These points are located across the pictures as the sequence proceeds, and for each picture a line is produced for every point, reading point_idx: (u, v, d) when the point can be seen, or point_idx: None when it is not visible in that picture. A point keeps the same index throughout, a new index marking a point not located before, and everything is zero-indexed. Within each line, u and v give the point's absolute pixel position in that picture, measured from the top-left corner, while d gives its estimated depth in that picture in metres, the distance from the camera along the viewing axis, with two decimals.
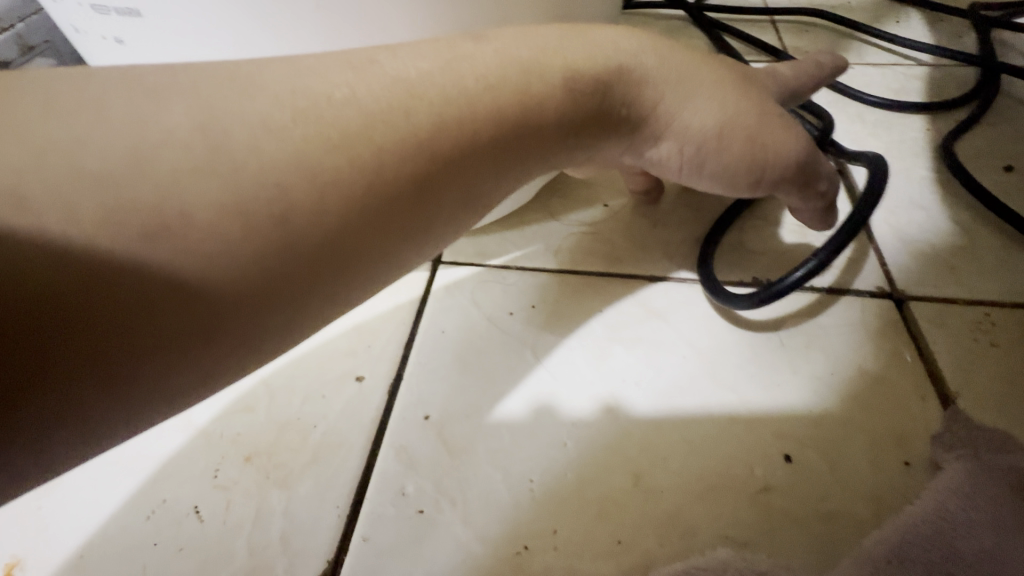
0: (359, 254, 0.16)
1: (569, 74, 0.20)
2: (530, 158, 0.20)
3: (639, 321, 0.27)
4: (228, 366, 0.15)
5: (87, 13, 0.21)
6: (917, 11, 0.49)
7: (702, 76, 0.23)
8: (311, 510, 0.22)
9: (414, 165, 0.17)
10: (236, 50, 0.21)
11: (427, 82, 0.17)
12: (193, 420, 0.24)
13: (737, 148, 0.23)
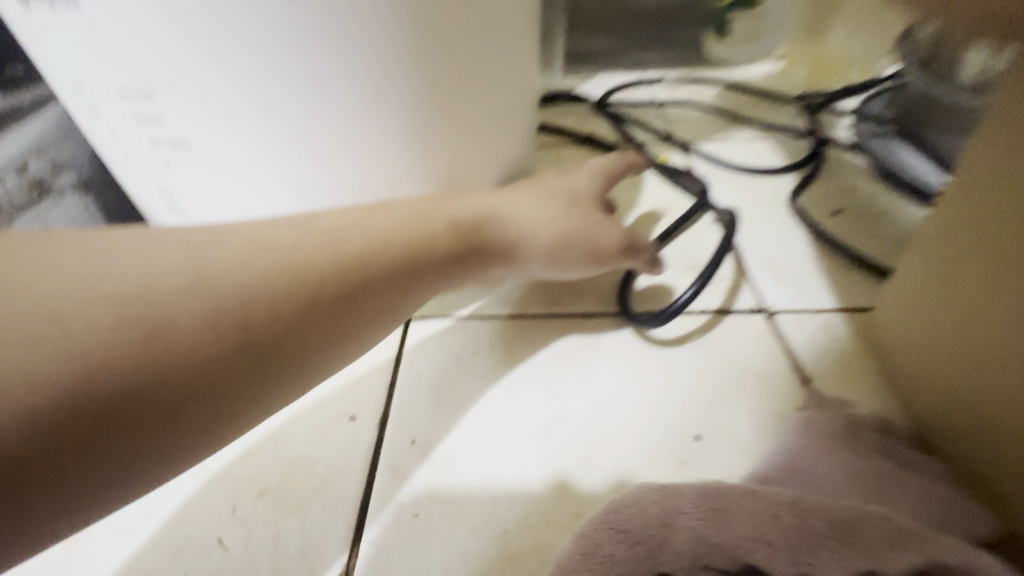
0: (308, 354, 0.21)
1: (452, 221, 0.27)
2: (440, 271, 0.26)
3: (577, 347, 0.34)
4: (198, 438, 0.19)
5: (129, 124, 0.25)
6: (769, 98, 0.62)
7: (549, 206, 0.31)
8: (323, 527, 0.26)
9: (349, 283, 0.22)
10: (279, 180, 0.28)
11: (360, 225, 0.23)
12: (209, 469, 0.28)
13: (576, 255, 0.32)
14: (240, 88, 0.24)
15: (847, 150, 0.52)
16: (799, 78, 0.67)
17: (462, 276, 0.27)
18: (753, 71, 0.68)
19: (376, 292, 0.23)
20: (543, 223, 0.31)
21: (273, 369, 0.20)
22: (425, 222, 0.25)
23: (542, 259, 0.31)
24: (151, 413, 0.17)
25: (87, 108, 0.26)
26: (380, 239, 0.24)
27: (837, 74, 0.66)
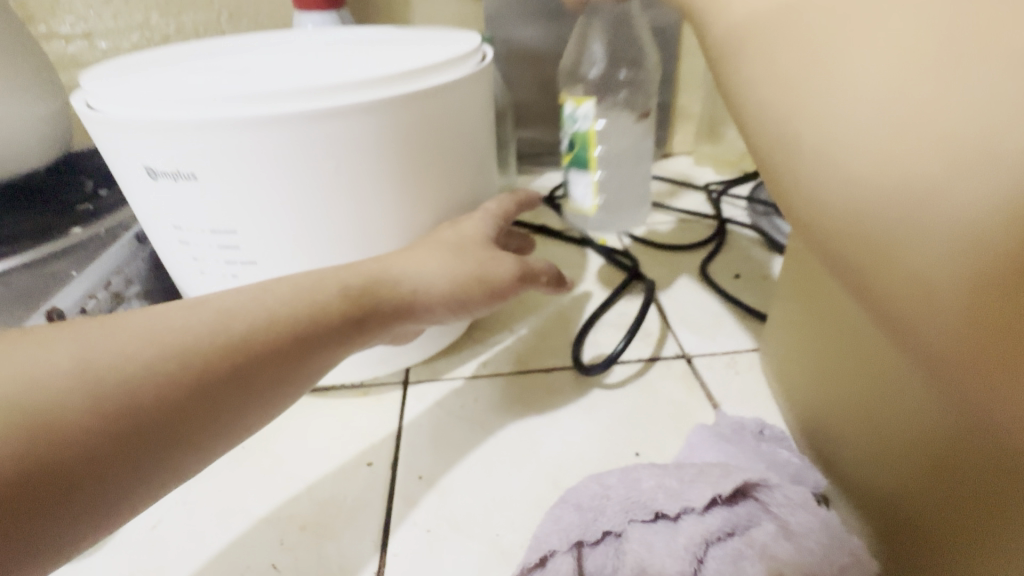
0: (197, 429, 0.24)
1: (337, 291, 0.29)
2: (328, 343, 0.28)
3: (543, 394, 0.44)
4: (87, 513, 0.21)
5: (205, 234, 0.33)
6: (682, 188, 0.78)
7: (439, 257, 0.34)
8: (355, 547, 0.33)
9: (233, 363, 0.25)
10: (318, 256, 0.35)
11: (247, 306, 0.26)
12: (257, 515, 0.35)
13: (475, 294, 0.35)
14: (286, 198, 0.32)
15: (741, 227, 0.67)
16: (706, 171, 0.83)
17: (354, 339, 0.30)
18: (668, 167, 0.85)
19: (270, 363, 0.26)
20: (437, 271, 0.33)
21: (168, 438, 0.23)
22: (316, 294, 0.28)
23: (444, 304, 0.33)
24: (45, 490, 0.20)
25: (172, 226, 0.34)
26: (268, 316, 0.26)
27: (734, 165, 0.82)
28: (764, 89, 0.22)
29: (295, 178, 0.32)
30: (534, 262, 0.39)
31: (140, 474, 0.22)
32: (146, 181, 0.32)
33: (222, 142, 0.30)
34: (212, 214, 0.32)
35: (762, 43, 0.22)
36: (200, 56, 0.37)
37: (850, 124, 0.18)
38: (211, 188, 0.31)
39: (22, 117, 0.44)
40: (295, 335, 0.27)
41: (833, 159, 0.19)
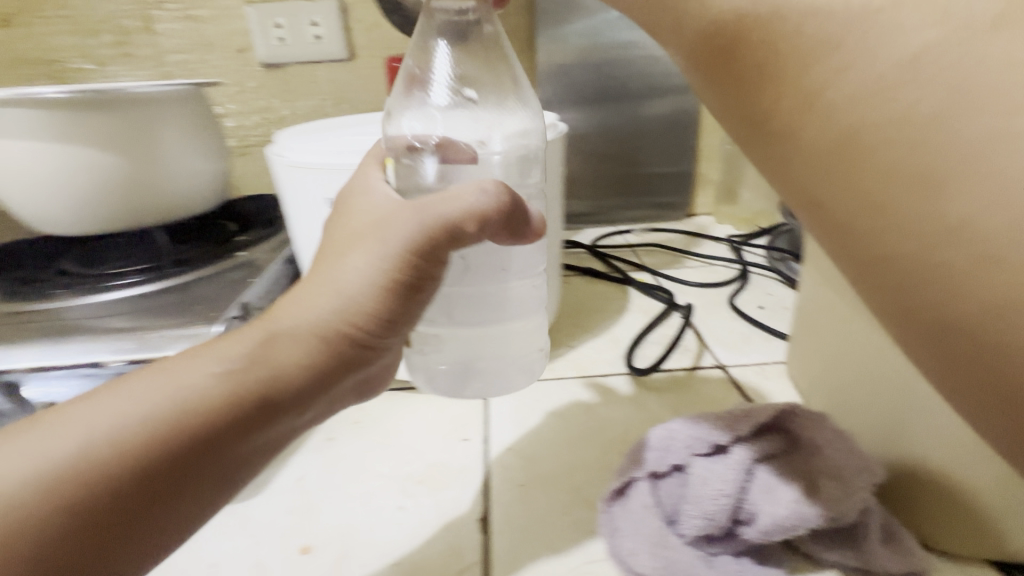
0: (134, 537, 0.25)
1: (225, 369, 0.27)
2: (242, 430, 0.27)
3: (604, 391, 0.52)
4: None
5: None
6: (704, 240, 0.89)
7: (341, 280, 0.30)
8: (465, 494, 0.41)
9: (133, 476, 0.25)
10: None
11: (154, 412, 0.26)
12: (380, 474, 0.43)
13: (385, 305, 0.30)
14: None
15: (761, 270, 0.77)
16: (726, 227, 0.95)
17: (280, 413, 0.28)
18: (693, 225, 0.97)
19: (159, 464, 0.25)
20: (335, 299, 0.29)
21: (119, 539, 0.25)
22: (190, 389, 0.26)
23: (373, 321, 0.30)
24: None
25: None
26: (171, 416, 0.26)
27: (751, 222, 0.94)
28: (895, 164, 0.22)
29: None
30: (448, 210, 0.30)
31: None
32: (321, 209, 0.44)
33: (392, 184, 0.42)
34: None
35: (924, 131, 0.21)
36: (356, 129, 0.51)
37: (1002, 242, 0.20)
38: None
39: (210, 177, 0.57)
40: (172, 429, 0.26)
41: (960, 271, 0.21)
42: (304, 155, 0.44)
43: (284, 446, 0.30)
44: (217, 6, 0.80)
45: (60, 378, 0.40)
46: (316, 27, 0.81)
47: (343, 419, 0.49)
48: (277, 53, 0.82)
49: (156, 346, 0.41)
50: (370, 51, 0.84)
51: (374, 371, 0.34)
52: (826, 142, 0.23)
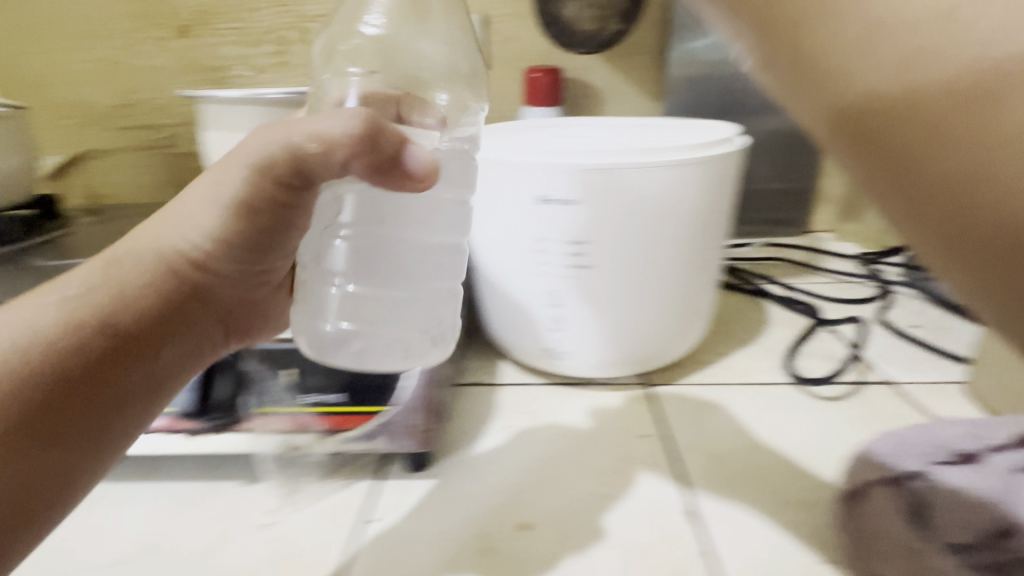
0: (83, 413, 0.34)
1: (73, 282, 0.36)
2: (126, 340, 0.35)
3: (773, 399, 0.51)
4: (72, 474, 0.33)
5: (563, 246, 0.46)
6: (829, 257, 0.86)
7: (190, 225, 0.38)
8: (666, 486, 0.41)
9: (56, 363, 0.33)
10: (631, 269, 0.47)
11: (47, 317, 0.34)
12: (572, 461, 0.44)
13: (232, 226, 0.37)
14: (631, 224, 0.45)
15: (903, 288, 0.74)
16: (847, 245, 0.92)
17: (156, 324, 0.37)
18: (811, 240, 0.95)
19: (66, 375, 0.33)
20: (204, 227, 0.38)
21: (72, 408, 0.33)
22: (42, 316, 0.33)
23: (226, 245, 0.38)
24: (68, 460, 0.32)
25: (534, 240, 0.47)
26: (65, 325, 0.34)
27: (875, 240, 0.91)
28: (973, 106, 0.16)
29: (638, 212, 0.45)
30: (313, 138, 0.33)
31: (93, 442, 0.34)
32: (527, 205, 0.46)
33: (604, 183, 0.44)
34: (575, 233, 0.45)
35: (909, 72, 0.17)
36: (545, 130, 0.53)
37: None
38: (579, 212, 0.45)
39: None
40: (51, 349, 0.33)
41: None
42: (513, 150, 0.46)
43: (171, 365, 0.38)
44: None
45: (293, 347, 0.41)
46: None
47: (518, 409, 0.51)
48: None
49: None
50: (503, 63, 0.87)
51: (214, 296, 0.41)
52: (883, 75, 0.18)
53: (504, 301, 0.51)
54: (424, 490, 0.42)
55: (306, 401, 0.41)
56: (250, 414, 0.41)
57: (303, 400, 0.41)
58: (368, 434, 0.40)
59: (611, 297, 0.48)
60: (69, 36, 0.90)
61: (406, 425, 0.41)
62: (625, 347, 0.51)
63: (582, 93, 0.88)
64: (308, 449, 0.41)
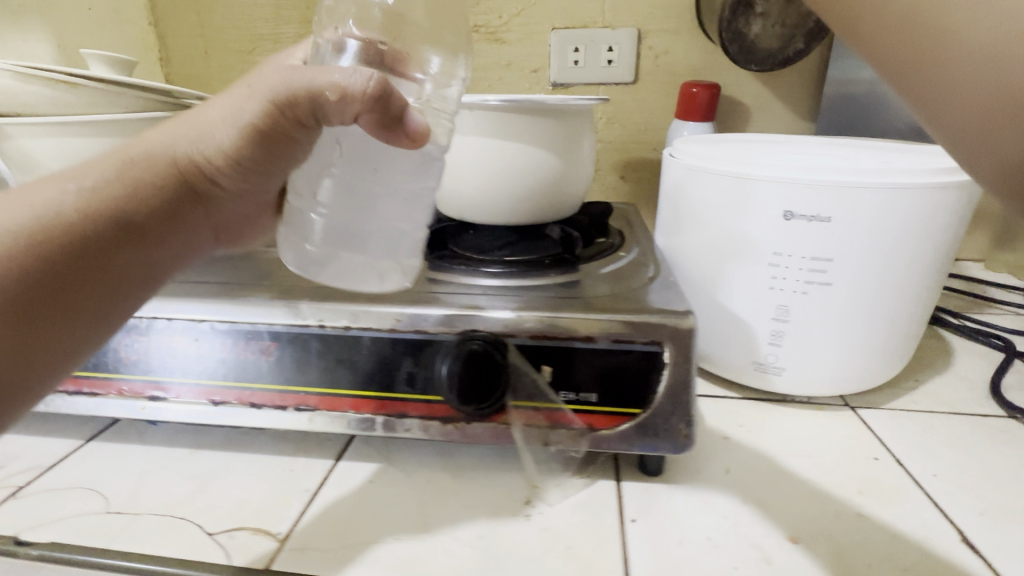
0: (80, 302, 0.31)
1: (82, 166, 0.33)
2: (129, 230, 0.33)
3: (997, 432, 0.50)
4: (53, 354, 0.31)
5: (803, 260, 0.46)
6: (989, 288, 0.83)
7: (200, 123, 0.36)
8: (922, 514, 0.40)
9: (55, 239, 0.30)
10: (870, 288, 0.47)
11: (42, 195, 0.31)
12: (808, 479, 0.44)
13: (238, 147, 0.36)
14: (881, 244, 0.45)
15: None
16: (1002, 276, 0.88)
17: (161, 222, 0.34)
18: (960, 269, 0.91)
19: (62, 262, 0.30)
20: (224, 122, 0.36)
21: (61, 289, 0.30)
22: (53, 200, 0.31)
23: (214, 161, 0.35)
24: (38, 334, 0.30)
25: (770, 251, 0.47)
26: (60, 202, 0.31)
27: None
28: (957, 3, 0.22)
29: (891, 232, 0.45)
30: (305, 81, 0.34)
31: (79, 327, 0.31)
32: (771, 218, 0.46)
33: (860, 201, 0.44)
34: (821, 247, 0.45)
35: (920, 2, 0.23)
36: (771, 146, 0.53)
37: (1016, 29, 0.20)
38: (834, 229, 0.44)
39: (586, 178, 0.61)
40: (54, 233, 0.30)
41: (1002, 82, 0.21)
42: (757, 165, 0.47)
43: (173, 268, 0.36)
44: (525, 30, 0.89)
45: (555, 345, 0.43)
46: (609, 52, 0.88)
47: (728, 421, 0.51)
48: (569, 73, 0.90)
49: (640, 327, 0.42)
50: (653, 76, 0.89)
51: (217, 209, 0.38)
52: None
53: (724, 312, 0.51)
54: (670, 495, 0.42)
55: (566, 398, 0.42)
56: (513, 407, 0.43)
57: (564, 397, 0.42)
58: (625, 436, 0.42)
59: (847, 316, 0.47)
60: (243, 40, 0.97)
61: (665, 429, 0.42)
62: (849, 366, 0.50)
63: (731, 110, 0.88)
64: (564, 445, 0.42)
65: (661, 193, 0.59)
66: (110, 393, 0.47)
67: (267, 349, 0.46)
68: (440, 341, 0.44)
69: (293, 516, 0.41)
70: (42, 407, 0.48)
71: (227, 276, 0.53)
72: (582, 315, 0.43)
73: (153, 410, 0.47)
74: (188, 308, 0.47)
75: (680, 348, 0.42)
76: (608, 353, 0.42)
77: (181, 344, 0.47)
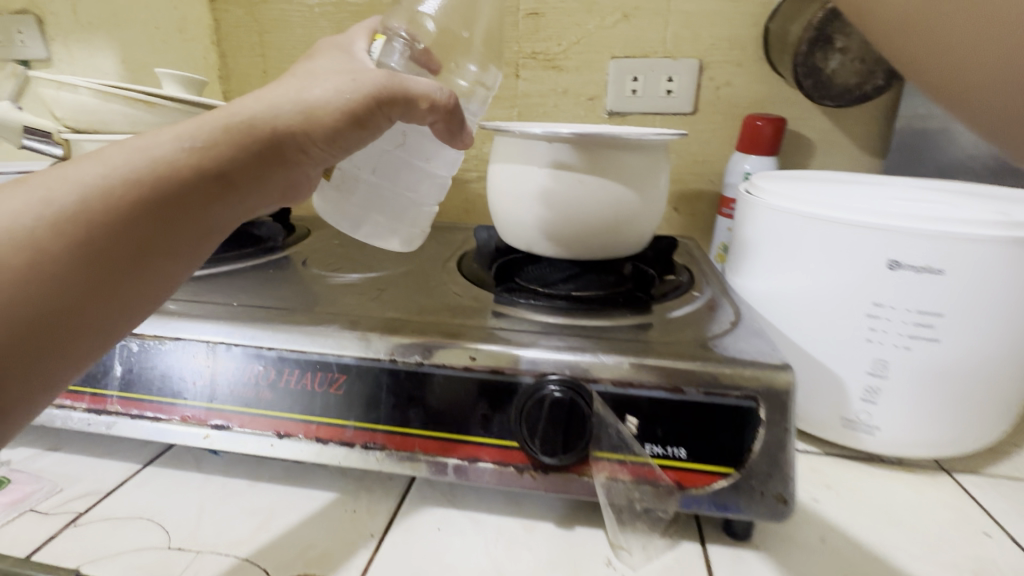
0: (189, 244, 0.33)
1: (194, 122, 0.34)
2: (233, 182, 0.34)
3: None
4: (158, 288, 0.33)
5: (907, 313, 0.43)
6: None
7: (299, 97, 0.37)
8: None
9: (170, 186, 0.32)
10: (984, 351, 0.43)
11: (160, 148, 0.32)
12: (916, 553, 0.40)
13: (333, 127, 0.37)
14: (998, 302, 0.41)
15: None
16: None
17: (260, 177, 0.36)
18: None
19: (166, 211, 0.32)
20: (324, 101, 0.37)
21: (173, 229, 0.32)
22: (163, 152, 0.32)
23: (317, 139, 0.37)
24: (149, 267, 0.32)
25: (871, 302, 0.44)
26: (179, 154, 0.33)
27: None
28: None
29: (1010, 290, 0.41)
30: (410, 85, 0.40)
31: (182, 264, 0.33)
32: (872, 268, 0.43)
33: (976, 257, 0.40)
34: (929, 301, 0.42)
35: None
36: (859, 186, 0.51)
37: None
38: (945, 282, 0.41)
39: (657, 215, 0.59)
40: (160, 183, 0.32)
41: None
42: (859, 210, 0.44)
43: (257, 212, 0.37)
44: (584, 59, 0.88)
45: (640, 394, 0.40)
46: (668, 82, 0.87)
47: (813, 481, 0.48)
48: (627, 102, 0.89)
49: (732, 379, 0.40)
50: (714, 107, 0.87)
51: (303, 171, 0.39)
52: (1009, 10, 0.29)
53: (813, 362, 0.48)
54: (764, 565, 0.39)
55: (653, 452, 0.39)
56: (594, 459, 0.40)
57: (650, 450, 0.39)
58: (717, 497, 0.39)
59: (956, 374, 0.44)
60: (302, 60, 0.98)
61: (762, 493, 0.38)
62: (953, 428, 0.46)
63: (794, 144, 0.86)
64: (649, 504, 0.40)
65: (739, 233, 0.57)
66: (174, 419, 0.46)
67: (336, 382, 0.44)
68: (516, 383, 0.42)
69: (362, 563, 0.39)
70: (104, 429, 0.47)
71: (292, 301, 0.52)
72: (670, 363, 0.40)
73: (216, 439, 0.45)
74: (258, 336, 0.46)
75: (778, 404, 0.39)
76: (698, 406, 0.40)
77: (248, 372, 0.45)
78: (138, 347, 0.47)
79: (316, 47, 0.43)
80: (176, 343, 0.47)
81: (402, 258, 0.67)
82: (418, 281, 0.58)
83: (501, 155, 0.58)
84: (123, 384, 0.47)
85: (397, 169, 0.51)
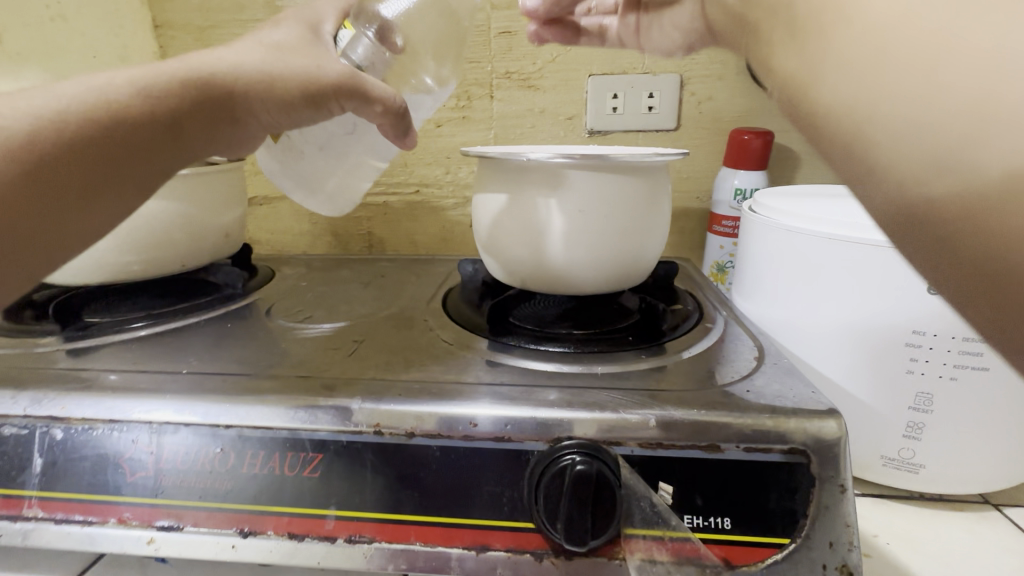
0: (137, 187, 0.33)
1: (149, 71, 0.33)
2: (184, 133, 0.34)
3: None
4: (100, 229, 0.32)
5: (953, 339, 0.39)
6: None
7: (257, 62, 0.36)
8: None
9: (124, 129, 0.31)
10: None
11: (114, 91, 0.31)
12: None
13: (283, 100, 0.36)
14: None
15: None
16: None
17: (208, 131, 0.35)
18: None
19: (114, 156, 0.31)
20: (278, 71, 0.36)
21: (126, 170, 0.32)
22: (118, 94, 0.31)
23: (265, 106, 0.36)
24: (98, 206, 0.31)
25: (911, 327, 0.40)
26: (133, 99, 0.32)
27: None
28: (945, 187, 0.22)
29: None
30: (370, 82, 0.38)
31: (126, 207, 0.33)
32: (908, 287, 0.40)
33: None
34: None
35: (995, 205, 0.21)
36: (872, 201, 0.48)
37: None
38: None
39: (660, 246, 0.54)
40: (113, 125, 0.31)
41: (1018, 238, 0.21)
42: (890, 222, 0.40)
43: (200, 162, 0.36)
44: (561, 77, 0.84)
45: (673, 455, 0.35)
46: (649, 98, 0.84)
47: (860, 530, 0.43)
48: (607, 120, 0.85)
49: (777, 433, 0.34)
50: (696, 123, 0.84)
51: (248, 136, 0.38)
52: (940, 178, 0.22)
53: (844, 396, 0.44)
54: None
55: (693, 525, 0.34)
56: (625, 538, 0.34)
57: (689, 523, 0.34)
58: None
59: (1010, 406, 0.40)
60: None
61: (823, 565, 0.33)
62: (1006, 464, 0.42)
63: (780, 157, 0.84)
64: None
65: (745, 255, 0.52)
66: (110, 521, 0.38)
67: (311, 464, 0.37)
68: (527, 452, 0.35)
69: None
70: (20, 539, 0.38)
71: (254, 363, 0.45)
72: (702, 417, 0.35)
73: (165, 545, 0.37)
74: (211, 412, 0.38)
75: (830, 459, 0.34)
76: (739, 465, 0.34)
77: (202, 457, 0.37)
78: (63, 435, 0.39)
79: (281, 15, 0.40)
80: (110, 427, 0.38)
81: (380, 299, 0.61)
82: (400, 328, 0.52)
83: (488, 182, 0.53)
84: (43, 482, 0.38)
85: (343, 155, 0.46)
